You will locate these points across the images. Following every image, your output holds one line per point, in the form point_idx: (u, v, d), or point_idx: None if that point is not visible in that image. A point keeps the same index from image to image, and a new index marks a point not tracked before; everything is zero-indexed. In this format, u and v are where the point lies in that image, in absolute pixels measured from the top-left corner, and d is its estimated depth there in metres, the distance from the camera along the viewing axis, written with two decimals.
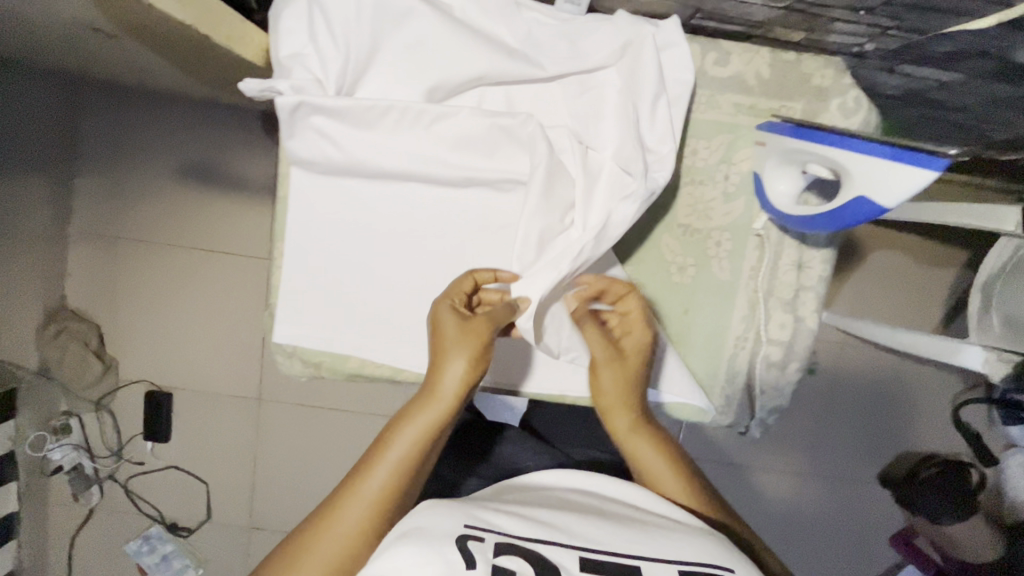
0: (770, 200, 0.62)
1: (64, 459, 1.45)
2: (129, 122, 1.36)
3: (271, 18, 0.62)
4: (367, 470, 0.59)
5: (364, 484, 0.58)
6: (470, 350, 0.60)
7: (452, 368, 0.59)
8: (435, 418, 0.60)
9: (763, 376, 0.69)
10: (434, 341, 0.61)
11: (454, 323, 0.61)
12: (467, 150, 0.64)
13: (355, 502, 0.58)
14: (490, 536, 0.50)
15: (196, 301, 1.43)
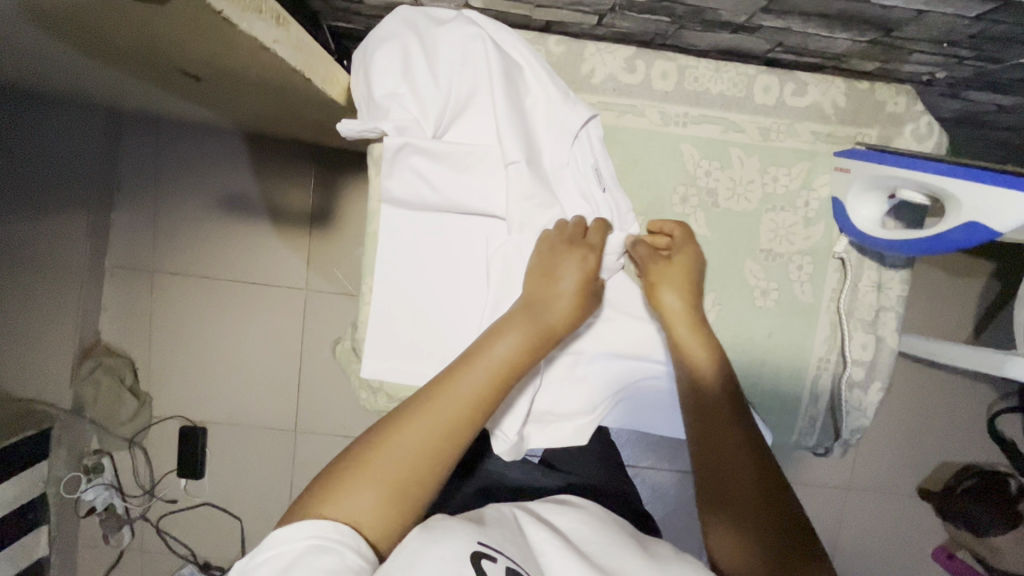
0: (853, 224, 0.63)
1: (97, 499, 1.41)
2: (167, 158, 1.38)
3: (359, 57, 0.64)
4: (439, 391, 0.53)
5: (437, 405, 0.52)
6: (581, 292, 0.59)
7: (560, 299, 0.58)
8: (529, 345, 0.55)
9: (847, 398, 0.69)
10: (544, 273, 0.59)
11: (577, 256, 0.59)
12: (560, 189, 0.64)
13: (433, 417, 0.52)
14: (502, 559, 0.46)
15: (234, 333, 1.43)
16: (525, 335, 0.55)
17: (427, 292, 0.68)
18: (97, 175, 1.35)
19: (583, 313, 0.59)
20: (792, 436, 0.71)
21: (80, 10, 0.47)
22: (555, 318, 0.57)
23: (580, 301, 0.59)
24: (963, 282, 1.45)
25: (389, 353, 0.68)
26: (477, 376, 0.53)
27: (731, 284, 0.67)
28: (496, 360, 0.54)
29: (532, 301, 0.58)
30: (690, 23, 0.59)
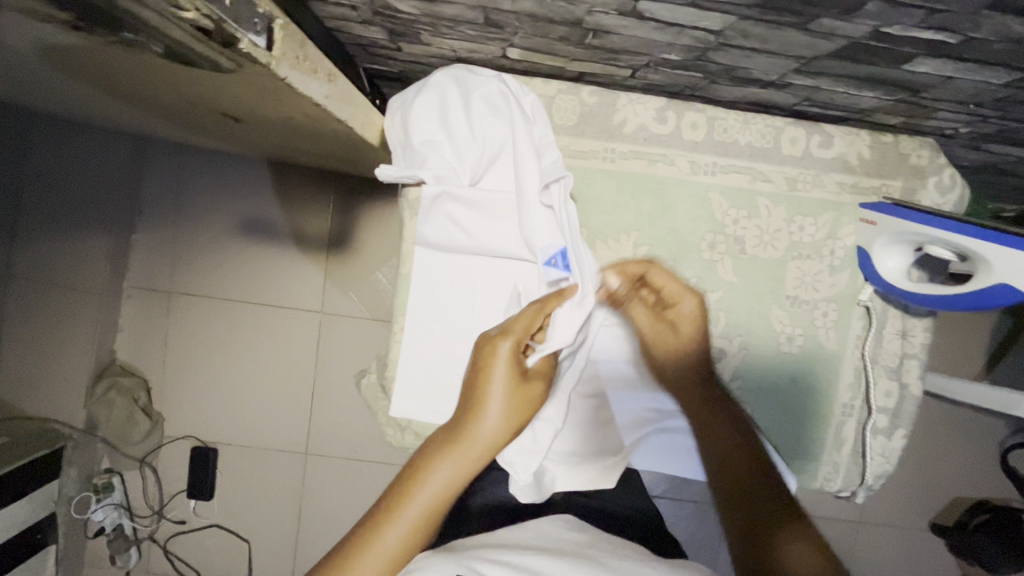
0: (879, 274, 0.64)
1: (105, 519, 1.41)
2: (188, 179, 1.38)
3: (399, 105, 0.68)
4: (377, 527, 0.56)
5: (377, 541, 0.55)
6: (512, 405, 0.62)
7: (489, 418, 0.61)
8: (462, 469, 0.60)
9: (870, 445, 0.70)
10: (474, 382, 0.62)
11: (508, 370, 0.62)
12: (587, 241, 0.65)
13: (376, 556, 0.54)
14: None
15: (248, 355, 1.43)
16: (457, 459, 0.60)
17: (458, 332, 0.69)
18: (120, 196, 1.36)
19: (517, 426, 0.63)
20: (816, 482, 0.71)
21: (139, 68, 0.48)
22: (486, 440, 0.61)
23: (514, 417, 0.62)
24: (974, 316, 1.46)
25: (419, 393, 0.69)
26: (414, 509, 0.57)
27: (756, 329, 0.68)
28: (432, 484, 0.59)
29: (462, 422, 0.61)
30: (722, 80, 0.61)
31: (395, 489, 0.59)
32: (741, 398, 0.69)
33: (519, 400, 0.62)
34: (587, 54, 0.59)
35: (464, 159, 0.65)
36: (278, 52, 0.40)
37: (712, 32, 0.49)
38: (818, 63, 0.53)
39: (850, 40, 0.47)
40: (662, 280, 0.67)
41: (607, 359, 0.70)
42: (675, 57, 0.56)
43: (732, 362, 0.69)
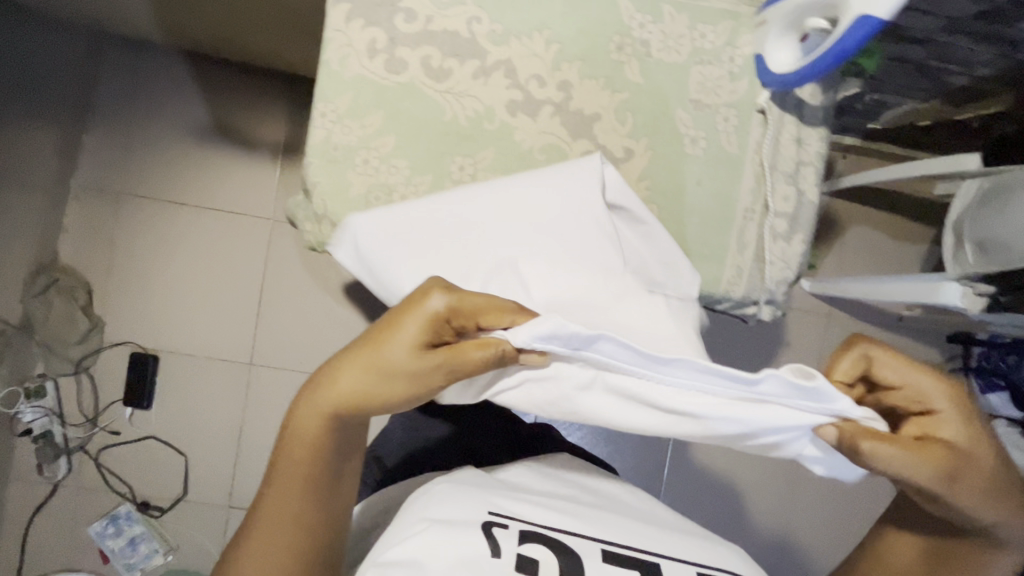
0: (769, 67, 0.69)
1: (34, 423, 1.37)
2: (142, 78, 1.38)
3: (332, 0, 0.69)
4: (265, 506, 0.55)
5: (263, 524, 0.55)
6: (409, 373, 0.53)
7: (355, 377, 0.54)
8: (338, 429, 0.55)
9: (770, 248, 0.73)
10: (362, 342, 0.55)
11: (402, 331, 0.53)
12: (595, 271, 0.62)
13: (252, 527, 0.55)
14: (513, 523, 0.59)
15: (194, 260, 1.42)
16: (318, 425, 0.55)
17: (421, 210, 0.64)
18: (73, 92, 1.36)
19: (402, 387, 0.54)
20: (721, 287, 0.73)
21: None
22: (356, 398, 0.54)
23: (406, 382, 0.54)
24: (908, 244, 1.53)
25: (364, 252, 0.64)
26: (298, 484, 0.55)
27: (663, 132, 0.72)
28: (298, 453, 0.55)
29: (328, 378, 0.55)
30: None
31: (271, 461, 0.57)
32: (649, 198, 0.72)
33: (417, 377, 0.53)
34: None
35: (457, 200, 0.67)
36: None
37: None
38: None
39: None
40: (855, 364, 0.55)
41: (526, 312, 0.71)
42: None
43: (639, 164, 0.72)
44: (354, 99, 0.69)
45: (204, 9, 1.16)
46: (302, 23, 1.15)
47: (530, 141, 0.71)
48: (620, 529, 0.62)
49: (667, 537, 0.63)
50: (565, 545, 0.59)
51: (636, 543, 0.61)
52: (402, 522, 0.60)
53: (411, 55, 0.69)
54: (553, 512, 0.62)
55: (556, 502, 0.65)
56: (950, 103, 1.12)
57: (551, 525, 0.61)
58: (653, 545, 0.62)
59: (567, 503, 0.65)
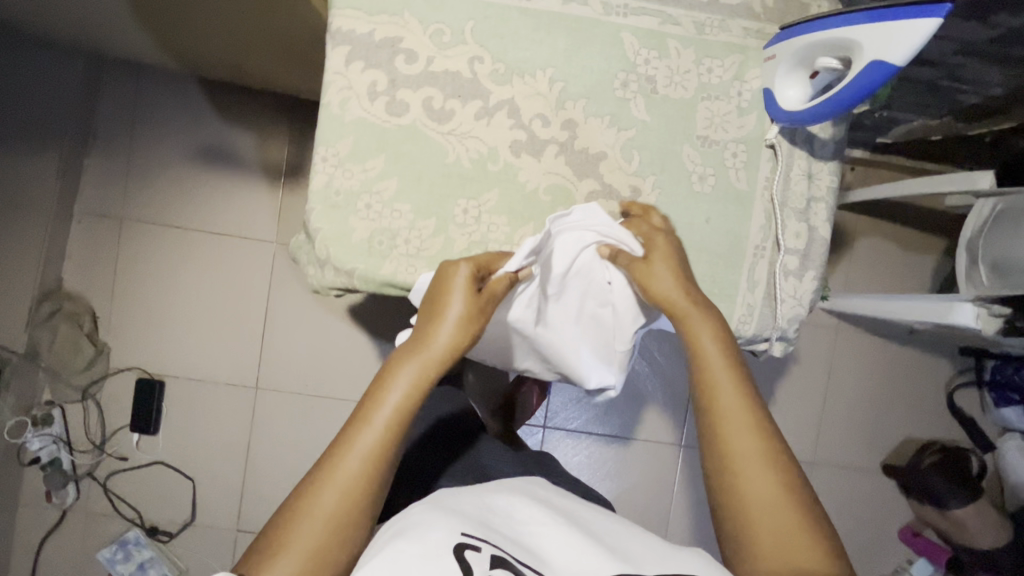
0: (779, 104, 0.67)
1: (42, 450, 1.36)
2: (144, 103, 1.38)
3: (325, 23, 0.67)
4: (347, 442, 0.57)
5: (344, 458, 0.56)
6: (466, 314, 0.63)
7: (443, 331, 0.62)
8: (420, 378, 0.60)
9: (781, 286, 0.72)
10: (434, 290, 0.65)
11: (460, 279, 0.64)
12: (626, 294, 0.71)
13: (325, 497, 0.55)
14: (486, 547, 0.55)
15: (198, 283, 1.42)
16: (409, 383, 0.59)
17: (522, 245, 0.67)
18: (75, 118, 1.36)
19: (474, 334, 0.63)
20: (732, 325, 0.72)
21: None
22: (447, 349, 0.62)
23: (462, 324, 0.63)
24: (919, 257, 1.51)
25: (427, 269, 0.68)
26: (380, 419, 0.57)
27: (670, 169, 0.70)
28: (384, 415, 0.58)
29: (420, 338, 0.62)
30: None
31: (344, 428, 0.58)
32: None
33: (473, 316, 0.63)
34: None
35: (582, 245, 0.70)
36: None
37: None
38: None
39: None
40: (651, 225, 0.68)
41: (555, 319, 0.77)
42: None
43: (647, 202, 0.71)
44: (356, 142, 0.68)
45: (204, 38, 1.15)
46: (303, 51, 1.13)
47: (534, 182, 0.69)
48: (595, 558, 0.57)
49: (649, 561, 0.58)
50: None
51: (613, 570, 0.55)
52: (375, 538, 0.57)
53: (413, 97, 0.68)
54: (530, 548, 0.58)
55: (533, 527, 0.61)
56: (963, 120, 1.10)
57: (528, 560, 0.56)
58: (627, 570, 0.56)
59: (550, 526, 0.61)
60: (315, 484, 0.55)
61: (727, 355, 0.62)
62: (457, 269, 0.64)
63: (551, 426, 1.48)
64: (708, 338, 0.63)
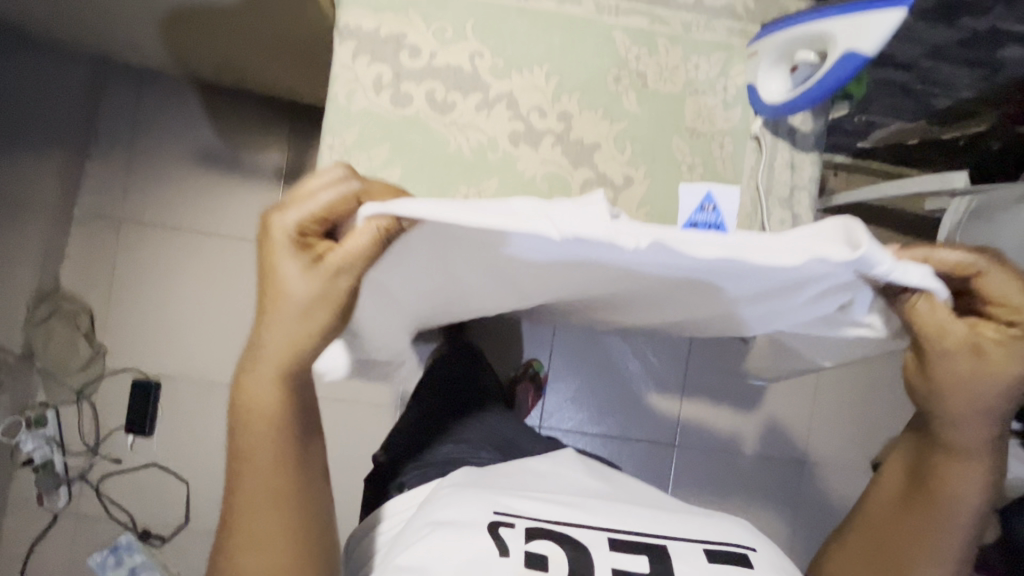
0: (763, 98, 0.71)
1: (35, 452, 1.35)
2: (146, 107, 1.40)
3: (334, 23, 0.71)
4: (240, 481, 0.53)
5: (245, 497, 0.52)
6: (307, 297, 0.49)
7: (286, 327, 0.50)
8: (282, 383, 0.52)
9: None
10: (258, 280, 0.50)
11: (276, 265, 0.48)
12: (715, 269, 0.46)
13: (251, 539, 0.52)
14: (519, 523, 0.58)
15: (195, 285, 1.43)
16: (274, 407, 0.53)
17: (620, 238, 0.40)
18: (77, 122, 1.38)
19: (324, 316, 0.50)
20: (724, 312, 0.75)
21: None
22: (288, 346, 0.51)
23: (305, 303, 0.49)
24: None
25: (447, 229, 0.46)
26: (262, 443, 0.53)
27: (661, 160, 0.74)
28: (265, 452, 0.53)
29: (255, 343, 0.52)
30: None
31: (227, 493, 0.53)
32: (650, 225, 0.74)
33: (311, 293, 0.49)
34: None
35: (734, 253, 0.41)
36: None
37: None
38: None
39: None
40: (1002, 292, 0.51)
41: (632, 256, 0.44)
42: None
43: (639, 190, 0.74)
44: (361, 132, 0.71)
45: (208, 42, 1.18)
46: (305, 56, 1.17)
47: (532, 171, 0.73)
48: (631, 518, 0.61)
49: (672, 518, 0.63)
50: (579, 545, 0.57)
51: (646, 528, 0.60)
52: (412, 528, 0.59)
53: (417, 89, 0.71)
54: (562, 509, 0.61)
55: (562, 496, 0.64)
56: (936, 124, 1.15)
57: (562, 520, 0.59)
58: (658, 528, 0.60)
59: (579, 498, 0.65)
60: (232, 560, 0.52)
61: (983, 480, 0.59)
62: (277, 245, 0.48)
63: (546, 427, 1.48)
64: (977, 445, 0.58)
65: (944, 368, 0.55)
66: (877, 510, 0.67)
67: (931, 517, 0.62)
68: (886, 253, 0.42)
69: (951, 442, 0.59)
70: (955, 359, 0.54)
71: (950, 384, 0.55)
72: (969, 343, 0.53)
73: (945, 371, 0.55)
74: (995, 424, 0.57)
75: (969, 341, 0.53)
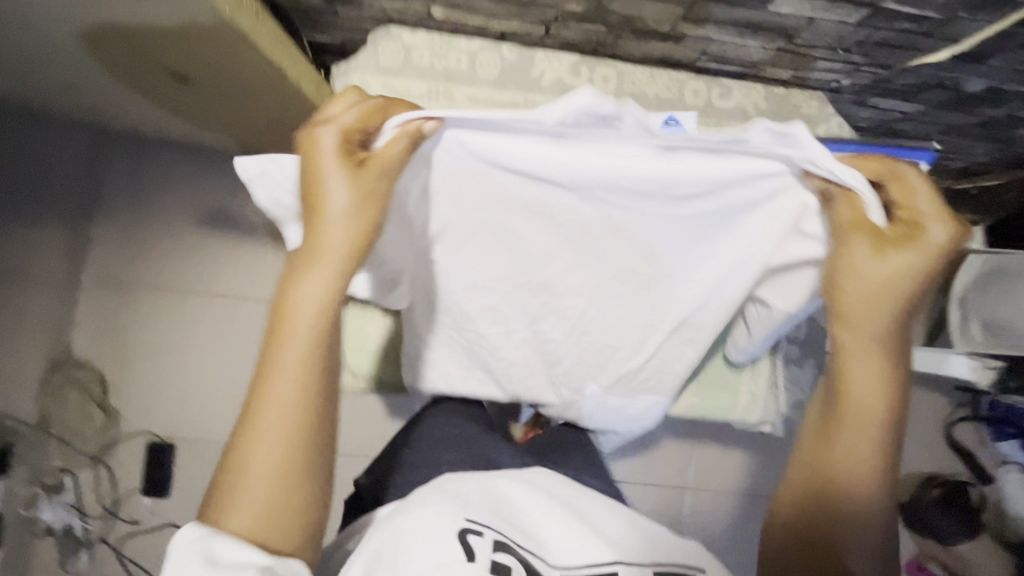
0: None
1: (55, 519, 1.38)
2: (150, 173, 1.41)
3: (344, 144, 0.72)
4: (263, 388, 0.58)
5: (268, 395, 0.58)
6: (356, 194, 0.58)
7: (333, 233, 0.59)
8: (327, 292, 0.59)
9: None
10: (307, 169, 0.59)
11: (327, 168, 0.58)
12: (675, 182, 0.60)
13: (262, 446, 0.57)
14: (487, 532, 0.61)
15: (206, 346, 1.44)
16: (307, 339, 0.59)
17: (614, 110, 0.53)
18: (81, 191, 1.38)
19: (367, 225, 0.60)
20: None
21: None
22: (336, 245, 0.59)
23: (346, 211, 0.58)
24: None
25: (475, 145, 0.61)
26: (291, 355, 0.58)
27: None
28: (290, 369, 0.58)
29: (307, 248, 0.60)
30: (624, 33, 0.67)
31: (246, 415, 0.58)
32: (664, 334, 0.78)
33: (358, 191, 0.58)
34: (501, 8, 0.65)
35: (676, 136, 0.56)
36: None
37: None
38: (704, 8, 0.60)
39: None
40: (901, 192, 0.57)
41: (643, 142, 0.58)
42: (578, 7, 0.63)
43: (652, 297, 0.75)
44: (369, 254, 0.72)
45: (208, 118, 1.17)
46: None
47: None
48: (585, 534, 0.65)
49: (625, 533, 0.67)
50: None
51: (595, 551, 0.63)
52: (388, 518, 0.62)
53: None
54: (527, 532, 0.64)
55: (530, 511, 0.67)
56: (948, 177, 1.13)
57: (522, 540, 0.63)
58: (607, 549, 0.64)
59: (546, 509, 0.68)
60: (239, 456, 0.57)
61: (887, 398, 0.64)
62: (320, 148, 0.57)
63: None
64: (877, 348, 0.63)
65: (847, 260, 0.60)
66: (804, 439, 0.70)
67: (845, 425, 0.66)
68: (812, 146, 0.54)
69: (846, 344, 0.65)
70: (850, 254, 0.59)
71: (849, 277, 0.61)
72: (863, 244, 0.58)
73: (844, 262, 0.61)
74: (903, 323, 0.62)
75: (874, 227, 0.57)
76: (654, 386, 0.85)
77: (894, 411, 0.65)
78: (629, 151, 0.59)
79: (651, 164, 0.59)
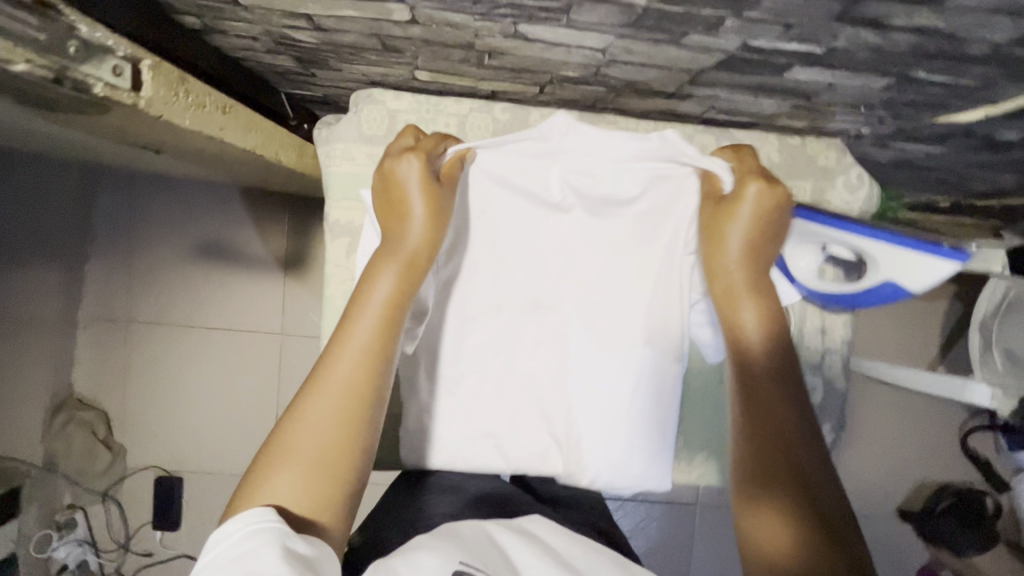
0: (794, 275, 0.67)
1: (68, 557, 1.36)
2: (140, 207, 1.38)
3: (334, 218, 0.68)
4: (330, 356, 0.52)
5: (332, 364, 0.51)
6: (429, 209, 0.59)
7: (415, 229, 0.58)
8: (400, 280, 0.56)
9: None
10: (383, 190, 0.60)
11: (408, 176, 0.59)
12: (603, 187, 0.68)
13: (318, 406, 0.49)
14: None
15: (208, 380, 1.42)
16: (373, 324, 0.53)
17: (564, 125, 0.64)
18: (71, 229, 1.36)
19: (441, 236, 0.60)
20: None
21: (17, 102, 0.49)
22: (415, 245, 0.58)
23: (422, 217, 0.59)
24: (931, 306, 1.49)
25: (497, 172, 0.68)
26: (366, 323, 0.53)
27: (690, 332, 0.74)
28: (369, 321, 0.53)
29: (389, 242, 0.58)
30: (625, 93, 0.62)
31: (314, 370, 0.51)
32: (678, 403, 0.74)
33: (432, 197, 0.59)
34: (492, 73, 0.61)
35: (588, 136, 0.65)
36: (145, 93, 0.49)
37: (598, 50, 0.51)
38: (711, 74, 0.55)
39: (726, 52, 0.49)
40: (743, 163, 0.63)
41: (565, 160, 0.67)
42: (574, 73, 0.57)
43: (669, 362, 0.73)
44: None
45: None
46: None
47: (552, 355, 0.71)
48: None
49: None
50: None
51: None
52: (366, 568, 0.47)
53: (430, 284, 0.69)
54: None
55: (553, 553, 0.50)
56: (971, 198, 1.07)
57: None
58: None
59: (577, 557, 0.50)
60: (287, 423, 0.49)
61: (775, 360, 0.56)
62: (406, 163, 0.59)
63: None
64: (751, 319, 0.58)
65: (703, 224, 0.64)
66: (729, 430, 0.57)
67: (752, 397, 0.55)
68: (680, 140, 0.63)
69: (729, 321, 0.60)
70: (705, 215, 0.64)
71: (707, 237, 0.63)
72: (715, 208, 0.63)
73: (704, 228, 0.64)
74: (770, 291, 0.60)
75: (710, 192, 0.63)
76: (647, 462, 0.71)
77: (789, 377, 0.55)
78: (562, 158, 0.67)
79: (579, 172, 0.67)
